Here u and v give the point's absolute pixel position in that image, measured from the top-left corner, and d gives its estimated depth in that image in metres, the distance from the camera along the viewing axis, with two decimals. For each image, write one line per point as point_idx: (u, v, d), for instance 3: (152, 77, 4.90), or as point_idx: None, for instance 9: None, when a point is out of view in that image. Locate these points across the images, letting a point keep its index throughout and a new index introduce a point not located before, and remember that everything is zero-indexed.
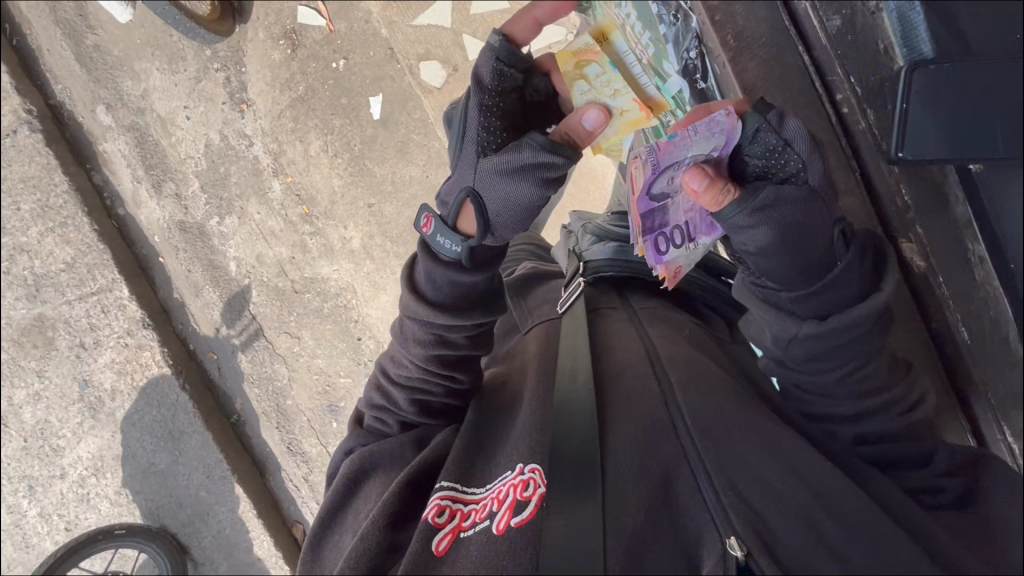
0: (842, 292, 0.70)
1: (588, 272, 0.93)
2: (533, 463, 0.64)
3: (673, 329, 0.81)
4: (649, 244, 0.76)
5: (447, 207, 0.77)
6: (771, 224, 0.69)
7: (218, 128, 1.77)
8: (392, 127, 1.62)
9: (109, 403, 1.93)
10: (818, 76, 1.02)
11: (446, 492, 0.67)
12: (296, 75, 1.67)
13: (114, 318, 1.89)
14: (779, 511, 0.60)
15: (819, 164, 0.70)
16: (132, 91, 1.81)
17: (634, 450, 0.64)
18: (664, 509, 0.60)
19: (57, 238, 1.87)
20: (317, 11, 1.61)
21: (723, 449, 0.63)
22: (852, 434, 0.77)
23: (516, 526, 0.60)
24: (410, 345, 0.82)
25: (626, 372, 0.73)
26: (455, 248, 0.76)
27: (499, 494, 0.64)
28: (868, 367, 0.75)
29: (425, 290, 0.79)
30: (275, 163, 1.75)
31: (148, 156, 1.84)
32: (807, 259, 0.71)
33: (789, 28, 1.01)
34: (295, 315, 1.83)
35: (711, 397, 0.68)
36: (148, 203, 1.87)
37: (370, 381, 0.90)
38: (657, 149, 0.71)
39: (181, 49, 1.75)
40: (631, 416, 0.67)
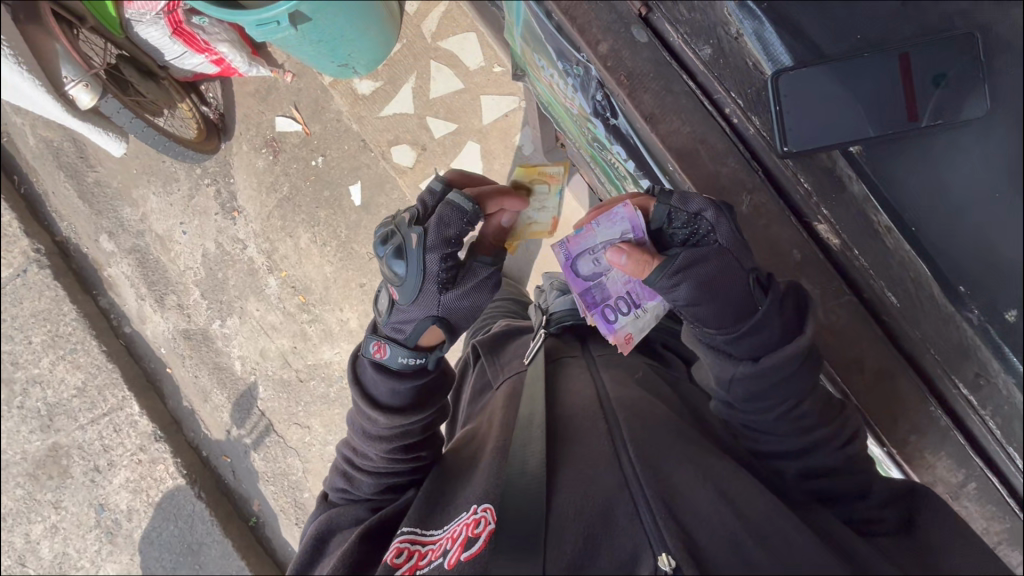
0: (767, 333, 0.68)
1: (551, 324, 0.95)
2: (486, 502, 0.63)
3: (626, 372, 0.82)
4: (595, 316, 0.85)
5: (403, 333, 0.78)
6: (690, 282, 0.68)
7: (213, 237, 1.88)
8: (372, 210, 1.72)
9: (126, 524, 1.90)
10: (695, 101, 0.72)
11: (407, 535, 0.66)
12: (280, 177, 1.79)
13: (126, 436, 1.91)
14: (718, 543, 0.56)
15: (728, 221, 0.68)
16: (132, 217, 1.94)
17: (579, 484, 0.62)
18: (602, 537, 0.59)
19: (68, 365, 1.94)
20: (293, 118, 1.76)
21: (662, 476, 0.61)
22: (795, 469, 0.71)
23: (466, 560, 0.58)
24: (370, 440, 0.80)
25: (579, 414, 0.73)
26: (411, 360, 0.78)
27: (453, 533, 0.62)
28: (802, 406, 0.70)
29: (377, 392, 0.79)
30: (268, 260, 1.84)
31: (151, 273, 1.94)
32: (730, 315, 0.68)
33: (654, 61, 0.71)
34: (302, 404, 1.85)
35: (654, 429, 0.67)
36: (153, 317, 1.94)
37: (338, 456, 0.87)
38: (566, 241, 0.82)
39: (174, 172, 1.90)
40: (577, 455, 0.66)
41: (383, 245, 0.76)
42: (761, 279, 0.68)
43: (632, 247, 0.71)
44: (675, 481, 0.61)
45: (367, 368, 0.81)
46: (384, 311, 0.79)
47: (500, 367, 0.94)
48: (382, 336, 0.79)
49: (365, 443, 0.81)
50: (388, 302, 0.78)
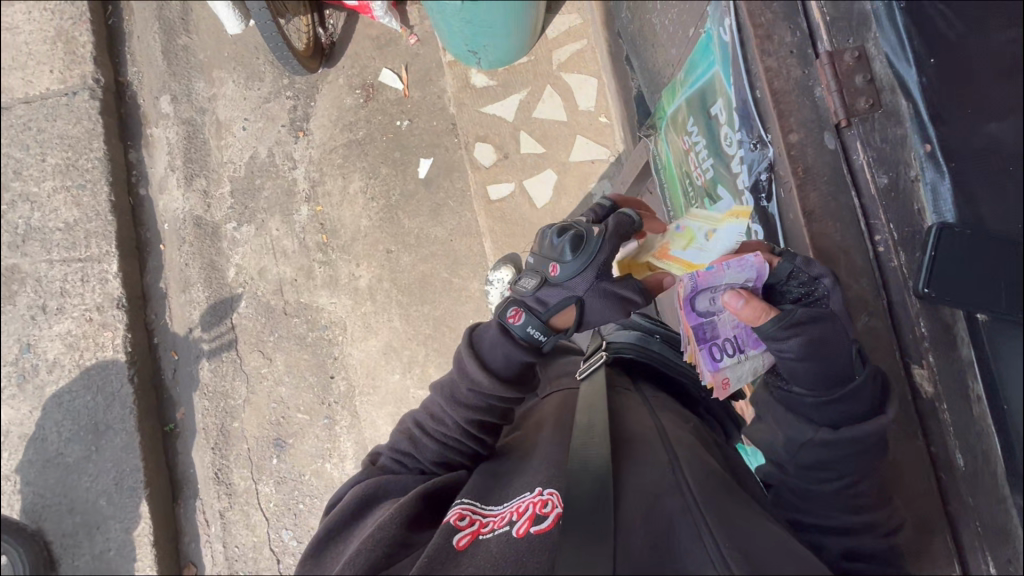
0: (859, 405, 0.69)
1: (611, 350, 0.90)
2: (551, 487, 0.63)
3: (680, 418, 0.78)
4: (703, 352, 0.79)
5: (543, 305, 0.80)
6: (804, 337, 0.70)
7: (269, 146, 1.87)
8: (432, 188, 1.75)
9: (43, 375, 1.78)
10: (861, 216, 0.75)
11: (467, 504, 0.66)
12: (360, 122, 1.82)
13: (90, 289, 1.82)
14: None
15: (841, 293, 0.73)
16: (202, 92, 1.93)
17: (635, 493, 0.58)
18: (658, 554, 0.54)
19: (68, 198, 1.86)
20: (398, 76, 1.80)
21: (724, 508, 0.57)
22: (841, 552, 0.68)
23: (536, 533, 0.58)
24: (456, 405, 0.80)
25: (634, 427, 0.69)
26: (537, 335, 0.80)
27: (521, 508, 0.63)
28: (863, 486, 0.70)
29: (488, 357, 0.79)
30: (311, 189, 1.83)
31: (193, 150, 1.91)
32: (835, 378, 0.71)
33: (845, 171, 0.75)
34: (275, 335, 1.80)
35: (714, 467, 0.63)
36: (174, 191, 1.90)
37: (402, 422, 0.86)
38: (697, 274, 0.75)
39: (263, 72, 1.91)
40: (634, 463, 0.62)
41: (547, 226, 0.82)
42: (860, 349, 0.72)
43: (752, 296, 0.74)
44: (735, 517, 0.56)
45: (488, 332, 0.81)
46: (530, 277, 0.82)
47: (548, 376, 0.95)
48: (519, 302, 0.81)
49: (448, 407, 0.80)
50: (535, 272, 0.82)
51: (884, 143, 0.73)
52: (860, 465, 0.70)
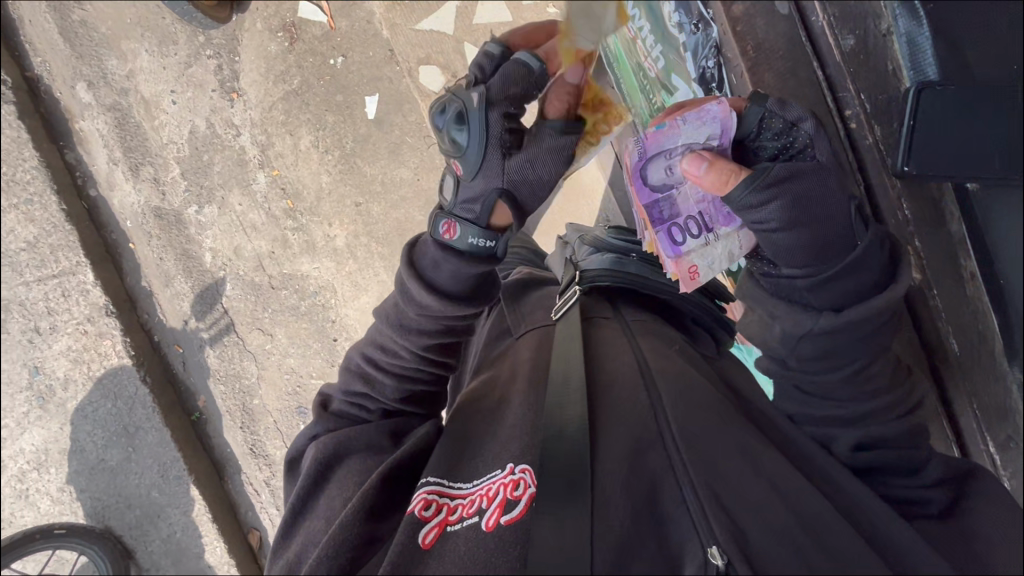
0: (860, 279, 0.68)
1: (584, 281, 0.90)
2: (524, 463, 0.64)
3: (663, 343, 0.79)
4: (661, 235, 0.86)
5: (474, 212, 0.74)
6: (784, 200, 0.68)
7: (205, 115, 1.73)
8: (385, 127, 1.62)
9: (61, 393, 1.82)
10: (829, 91, 1.09)
11: (433, 487, 0.67)
12: (292, 69, 1.65)
13: (75, 303, 1.80)
14: (766, 538, 0.57)
15: (826, 141, 0.71)
16: (117, 71, 1.76)
17: (622, 455, 0.62)
18: (647, 514, 0.59)
19: (21, 216, 1.79)
20: (319, 7, 1.61)
21: (711, 461, 0.61)
22: (850, 442, 0.71)
23: (506, 524, 0.60)
24: (406, 332, 0.81)
25: (618, 376, 0.71)
26: (478, 241, 0.74)
27: (488, 492, 0.64)
28: (871, 368, 0.71)
29: (432, 276, 0.76)
30: (262, 154, 1.71)
31: (128, 137, 1.78)
32: (824, 237, 0.68)
33: (804, 41, 1.09)
34: (268, 311, 1.78)
35: (703, 411, 0.66)
36: (123, 185, 1.80)
37: (350, 361, 0.87)
38: (646, 137, 0.83)
39: (174, 33, 1.71)
40: (619, 423, 0.65)
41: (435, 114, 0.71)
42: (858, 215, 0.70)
43: (723, 159, 0.72)
44: (719, 465, 0.61)
45: (428, 248, 0.77)
46: (450, 186, 0.75)
47: (520, 316, 0.91)
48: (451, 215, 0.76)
49: (400, 337, 0.81)
50: (450, 180, 0.75)
51: (839, 5, 1.06)
52: (864, 347, 0.70)
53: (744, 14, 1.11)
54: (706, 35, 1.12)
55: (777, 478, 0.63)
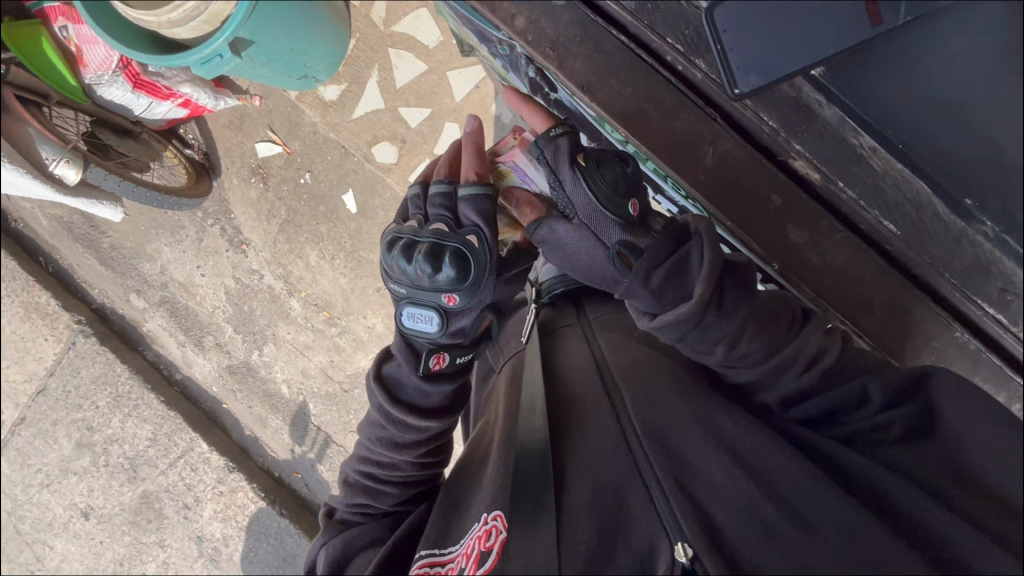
0: (640, 300, 0.76)
1: (543, 296, 1.07)
2: (496, 511, 0.74)
3: (624, 335, 0.92)
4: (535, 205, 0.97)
5: (462, 335, 0.89)
6: (556, 252, 0.90)
7: (231, 274, 1.92)
8: (370, 213, 1.72)
9: (225, 549, 2.04)
10: (642, 49, 0.94)
11: (426, 559, 0.78)
12: (276, 203, 1.80)
13: (203, 473, 2.03)
14: (730, 522, 0.66)
15: (585, 191, 0.85)
16: (152, 271, 2.00)
17: (586, 469, 0.76)
18: (615, 526, 0.72)
19: (136, 420, 2.05)
20: (272, 141, 1.75)
21: (672, 448, 0.73)
22: (776, 402, 0.76)
23: (481, 573, 0.69)
24: (407, 449, 0.92)
25: (583, 391, 0.86)
26: (465, 357, 0.91)
27: (469, 551, 0.74)
28: (739, 349, 0.74)
29: (425, 402, 0.89)
30: (287, 284, 1.87)
31: (184, 320, 2.00)
32: (599, 266, 0.86)
33: (597, 20, 0.94)
34: (352, 412, 1.91)
35: (658, 401, 0.78)
36: (197, 360, 2.02)
37: (348, 476, 0.98)
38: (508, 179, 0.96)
39: (180, 220, 1.93)
40: (587, 441, 0.80)
41: (395, 256, 0.84)
42: (626, 249, 0.82)
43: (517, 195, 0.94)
44: (677, 448, 0.73)
45: (408, 381, 0.88)
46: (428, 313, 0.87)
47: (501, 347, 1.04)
48: (436, 347, 0.87)
49: (400, 456, 0.92)
50: (435, 312, 0.85)
51: None
52: (714, 330, 0.73)
53: (530, 23, 0.94)
54: (510, 51, 1.13)
55: (738, 445, 0.70)
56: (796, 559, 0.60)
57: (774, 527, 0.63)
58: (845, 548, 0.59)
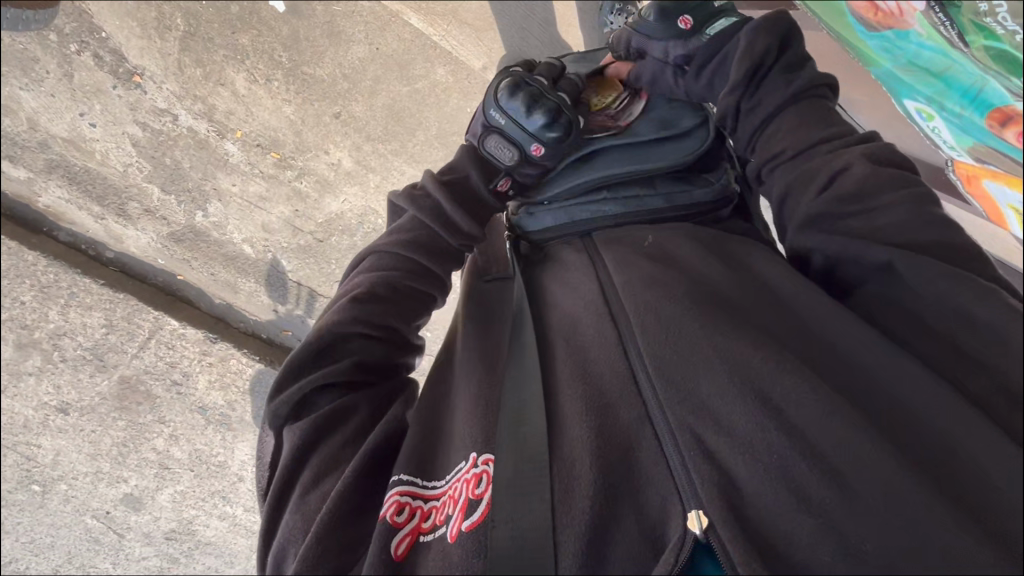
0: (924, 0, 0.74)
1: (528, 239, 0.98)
2: (486, 455, 0.70)
3: (629, 252, 0.86)
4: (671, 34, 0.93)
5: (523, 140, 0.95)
6: None
7: (132, 119, 1.49)
8: (305, 12, 1.44)
9: (234, 413, 1.95)
10: None
11: (405, 487, 0.70)
12: (166, 9, 1.41)
13: (182, 350, 1.86)
14: (756, 485, 0.61)
15: None
16: (18, 128, 1.51)
17: (592, 407, 0.72)
18: (624, 474, 0.67)
19: (79, 310, 1.76)
20: None
21: (689, 391, 0.67)
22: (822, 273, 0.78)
23: (468, 528, 0.65)
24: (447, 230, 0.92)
25: (583, 320, 0.81)
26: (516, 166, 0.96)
27: (453, 494, 0.69)
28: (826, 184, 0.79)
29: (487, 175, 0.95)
30: (212, 123, 1.49)
31: (90, 187, 1.58)
32: None
33: None
34: (334, 261, 1.68)
35: (676, 328, 0.71)
36: (127, 233, 1.64)
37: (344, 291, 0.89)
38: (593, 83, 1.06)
39: (28, 51, 1.41)
40: (585, 374, 0.75)
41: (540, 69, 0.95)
42: None
43: None
44: (694, 388, 0.67)
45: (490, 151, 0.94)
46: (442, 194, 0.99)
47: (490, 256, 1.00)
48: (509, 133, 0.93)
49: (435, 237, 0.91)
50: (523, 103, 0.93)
51: None
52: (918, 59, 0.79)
53: None
54: None
55: (765, 385, 0.64)
56: (828, 524, 0.57)
57: (805, 491, 0.59)
58: (882, 512, 0.56)
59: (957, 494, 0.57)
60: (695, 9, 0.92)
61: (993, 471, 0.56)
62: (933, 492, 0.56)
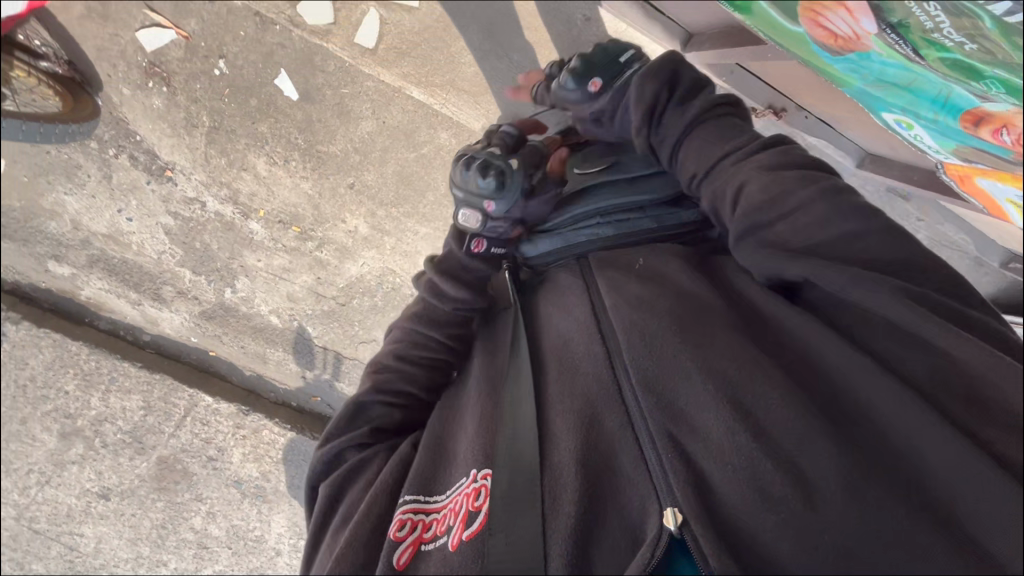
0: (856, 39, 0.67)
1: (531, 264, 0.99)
2: (484, 471, 0.74)
3: (620, 271, 0.83)
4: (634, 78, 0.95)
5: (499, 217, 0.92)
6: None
7: (165, 210, 1.61)
8: (316, 97, 1.47)
9: (269, 484, 1.95)
10: None
11: (409, 505, 0.75)
12: (191, 107, 1.47)
13: (217, 425, 1.90)
14: (726, 483, 0.63)
15: None
16: (63, 230, 1.65)
17: (578, 417, 0.74)
18: (605, 480, 0.70)
19: (119, 394, 1.83)
20: (160, 24, 1.39)
21: (667, 397, 0.68)
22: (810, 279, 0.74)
23: (467, 537, 0.69)
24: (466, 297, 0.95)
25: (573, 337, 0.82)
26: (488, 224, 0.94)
27: (454, 507, 0.74)
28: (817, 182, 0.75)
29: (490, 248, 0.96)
30: (238, 206, 1.60)
31: (127, 276, 1.70)
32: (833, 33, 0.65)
33: None
34: (357, 323, 1.75)
35: (655, 336, 0.71)
36: (163, 315, 1.76)
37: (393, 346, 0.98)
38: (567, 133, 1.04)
39: (72, 160, 1.55)
40: (575, 387, 0.77)
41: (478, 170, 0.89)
42: None
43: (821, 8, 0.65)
44: (671, 395, 0.68)
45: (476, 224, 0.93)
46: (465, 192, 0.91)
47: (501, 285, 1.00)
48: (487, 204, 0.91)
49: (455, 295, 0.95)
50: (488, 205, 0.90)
51: None
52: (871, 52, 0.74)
53: None
54: None
55: (737, 388, 0.64)
56: (788, 521, 0.59)
57: (773, 493, 0.60)
58: (839, 507, 0.58)
59: (929, 503, 0.56)
60: (603, 69, 0.93)
61: (969, 493, 0.53)
62: (896, 499, 0.57)
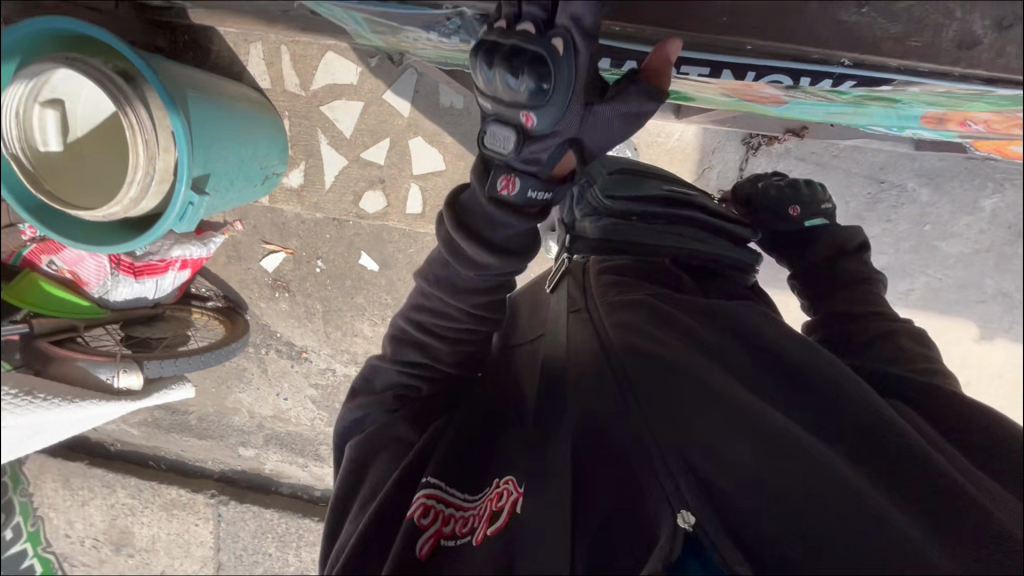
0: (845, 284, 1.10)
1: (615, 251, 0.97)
2: (507, 475, 0.70)
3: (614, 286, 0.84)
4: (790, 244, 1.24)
5: (536, 163, 0.75)
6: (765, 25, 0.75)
7: (308, 384, 1.96)
8: (393, 261, 1.76)
9: None
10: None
11: (431, 491, 0.69)
12: (308, 300, 1.83)
13: None
14: (741, 498, 0.63)
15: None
16: (244, 419, 2.07)
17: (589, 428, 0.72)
18: (622, 491, 0.67)
19: (308, 547, 2.13)
20: (273, 250, 1.77)
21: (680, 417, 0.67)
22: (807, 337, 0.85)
23: (492, 533, 0.64)
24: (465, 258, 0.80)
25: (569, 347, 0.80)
26: (499, 138, 0.72)
27: (479, 512, 0.67)
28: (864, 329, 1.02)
29: (491, 233, 0.78)
30: (358, 364, 1.90)
31: (294, 444, 2.06)
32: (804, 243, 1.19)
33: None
34: None
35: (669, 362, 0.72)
36: (326, 470, 2.06)
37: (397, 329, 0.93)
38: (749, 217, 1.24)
39: (240, 365, 1.99)
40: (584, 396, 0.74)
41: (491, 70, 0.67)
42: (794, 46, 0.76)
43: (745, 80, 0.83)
44: (690, 421, 0.66)
45: (477, 201, 0.78)
46: (551, 61, 0.67)
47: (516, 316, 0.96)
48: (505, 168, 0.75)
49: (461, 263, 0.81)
50: (512, 126, 0.71)
51: None
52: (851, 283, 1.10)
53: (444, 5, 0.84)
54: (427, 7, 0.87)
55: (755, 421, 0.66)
56: (803, 534, 0.60)
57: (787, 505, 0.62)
58: (861, 523, 0.60)
59: (927, 508, 0.64)
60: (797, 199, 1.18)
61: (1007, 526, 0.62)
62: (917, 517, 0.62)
